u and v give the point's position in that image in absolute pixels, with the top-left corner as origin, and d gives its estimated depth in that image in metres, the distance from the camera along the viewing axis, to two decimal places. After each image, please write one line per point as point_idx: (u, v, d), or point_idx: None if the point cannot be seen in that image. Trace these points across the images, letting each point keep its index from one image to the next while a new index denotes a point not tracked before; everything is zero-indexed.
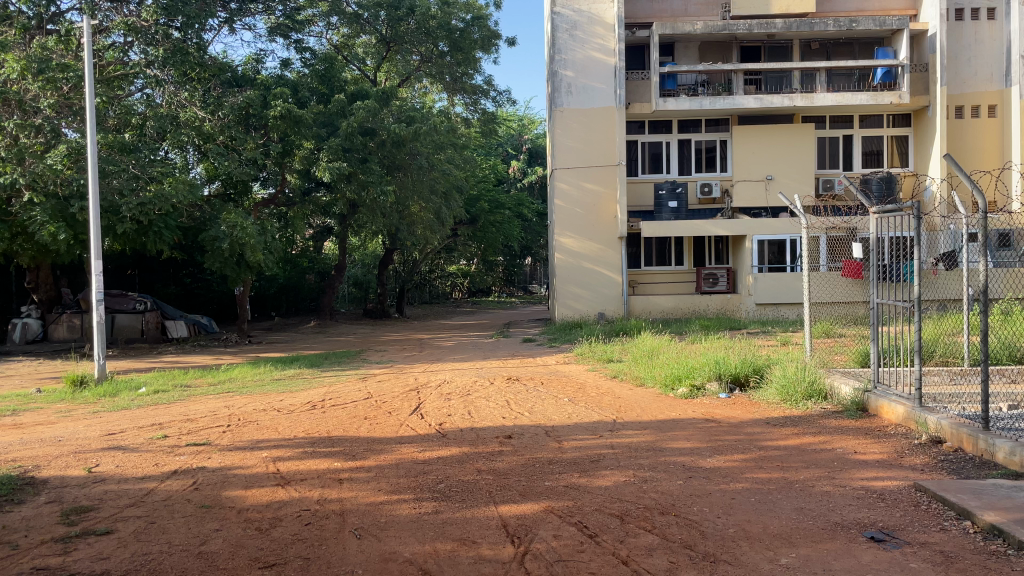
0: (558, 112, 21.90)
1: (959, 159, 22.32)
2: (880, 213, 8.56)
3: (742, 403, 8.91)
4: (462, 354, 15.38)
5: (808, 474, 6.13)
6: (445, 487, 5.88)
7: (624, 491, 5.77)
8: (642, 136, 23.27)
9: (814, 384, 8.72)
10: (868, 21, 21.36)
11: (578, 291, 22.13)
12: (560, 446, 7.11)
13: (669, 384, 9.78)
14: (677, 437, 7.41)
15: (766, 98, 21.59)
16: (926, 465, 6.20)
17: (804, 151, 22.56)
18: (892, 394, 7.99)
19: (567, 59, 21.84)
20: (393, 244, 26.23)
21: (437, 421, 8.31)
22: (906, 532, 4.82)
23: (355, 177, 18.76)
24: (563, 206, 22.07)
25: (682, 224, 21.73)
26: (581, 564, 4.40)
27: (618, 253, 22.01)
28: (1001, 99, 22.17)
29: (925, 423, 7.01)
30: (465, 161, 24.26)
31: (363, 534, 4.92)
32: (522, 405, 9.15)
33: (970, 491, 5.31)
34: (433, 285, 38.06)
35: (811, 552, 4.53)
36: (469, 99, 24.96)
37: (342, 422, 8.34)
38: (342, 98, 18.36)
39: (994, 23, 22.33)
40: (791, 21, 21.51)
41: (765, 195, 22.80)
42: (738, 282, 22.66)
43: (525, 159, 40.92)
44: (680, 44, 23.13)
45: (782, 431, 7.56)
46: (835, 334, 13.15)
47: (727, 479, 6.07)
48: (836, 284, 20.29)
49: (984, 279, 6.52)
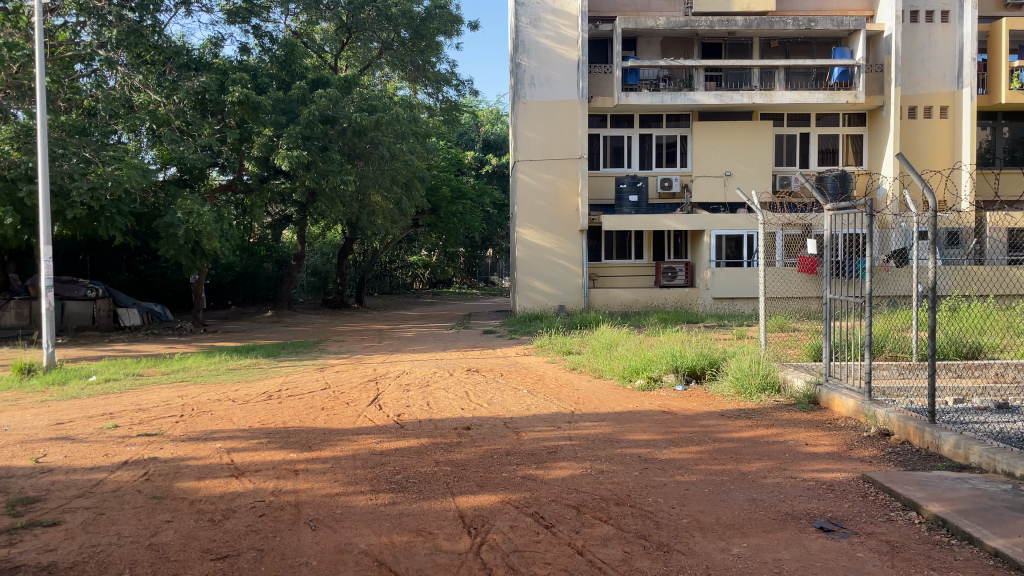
0: (522, 103, 21.81)
1: (911, 158, 22.84)
2: (834, 210, 8.64)
3: (698, 396, 9.02)
4: (421, 345, 15.36)
5: (760, 466, 6.25)
6: (402, 478, 5.87)
7: (580, 482, 5.83)
8: (604, 130, 23.34)
9: (768, 377, 8.87)
10: (827, 21, 21.75)
11: (539, 284, 22.13)
12: (518, 438, 7.13)
13: (627, 376, 9.88)
14: (634, 429, 7.48)
15: (726, 95, 21.86)
16: (874, 457, 6.36)
17: (761, 149, 22.96)
18: (842, 387, 8.17)
19: (530, 50, 21.82)
20: (353, 233, 25.95)
21: (395, 412, 8.25)
22: (854, 523, 4.95)
23: (314, 165, 18.43)
24: (524, 197, 22.04)
25: (641, 218, 21.89)
26: (536, 554, 4.43)
27: (579, 246, 22.10)
28: (953, 101, 22.68)
29: (874, 416, 7.17)
30: (428, 150, 24.01)
31: (319, 526, 4.88)
32: (481, 396, 9.13)
33: (915, 483, 5.48)
34: (393, 276, 37.95)
35: (762, 542, 4.63)
36: (433, 87, 24.85)
37: (299, 412, 8.27)
38: (303, 85, 18.10)
39: (948, 26, 22.69)
40: (751, 19, 21.74)
41: (723, 190, 23.14)
42: (696, 276, 22.97)
43: (481, 148, 40.62)
44: (642, 39, 23.21)
45: (736, 423, 7.69)
46: (790, 330, 13.41)
47: (681, 470, 6.16)
48: (791, 280, 20.61)
49: (935, 277, 6.54)
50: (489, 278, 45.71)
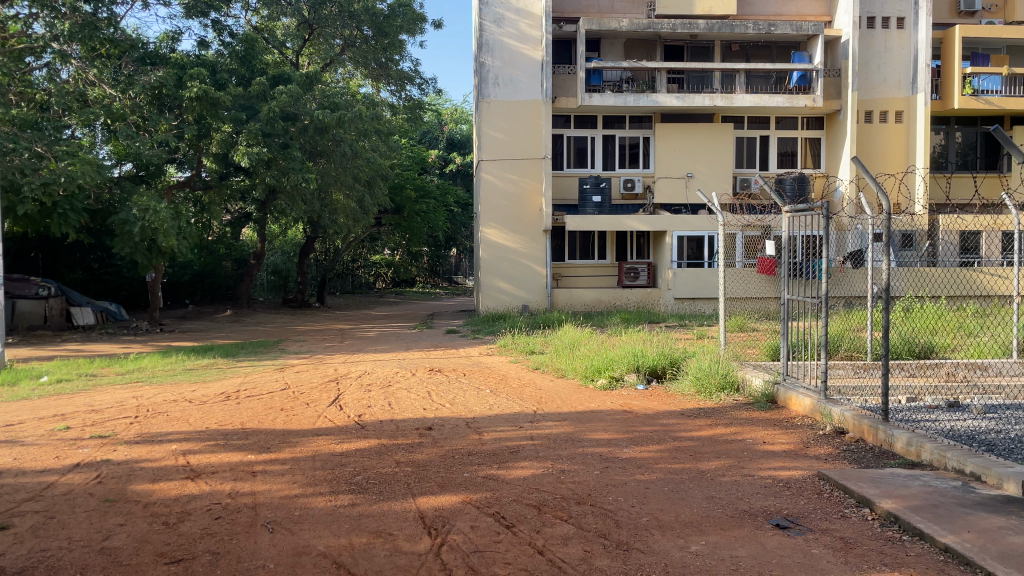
0: (485, 102, 21.78)
1: (867, 161, 23.33)
2: (792, 212, 8.77)
3: (658, 395, 9.10)
4: (383, 345, 15.25)
5: (718, 464, 6.33)
6: (362, 479, 5.82)
7: (542, 481, 5.84)
8: (567, 130, 23.42)
9: (727, 376, 8.98)
10: (786, 26, 22.06)
11: (503, 283, 22.12)
12: (480, 438, 7.12)
13: (589, 376, 9.93)
14: (595, 429, 7.52)
15: (688, 97, 22.09)
16: (829, 455, 6.48)
17: (722, 151, 23.24)
18: (799, 386, 8.31)
19: (494, 50, 21.81)
20: (314, 232, 25.68)
21: (356, 413, 8.19)
22: (809, 519, 5.04)
23: (274, 163, 18.18)
24: (487, 197, 22.01)
25: (604, 219, 21.99)
26: (496, 555, 4.43)
27: (543, 246, 22.15)
28: (907, 106, 23.17)
29: (830, 415, 7.31)
30: (391, 149, 23.84)
31: (276, 528, 4.82)
32: (443, 396, 9.11)
33: (869, 480, 5.59)
34: (355, 275, 37.66)
35: (719, 540, 4.68)
36: (396, 86, 24.71)
37: (257, 413, 8.16)
38: (264, 81, 17.89)
39: (903, 33, 23.20)
40: (712, 22, 21.88)
41: (684, 192, 23.37)
42: (658, 277, 23.18)
43: (444, 146, 40.52)
44: (606, 41, 23.34)
45: (696, 422, 7.77)
46: (749, 329, 13.60)
47: (641, 469, 6.21)
48: (750, 281, 20.91)
49: (888, 278, 6.69)
50: (452, 277, 45.63)
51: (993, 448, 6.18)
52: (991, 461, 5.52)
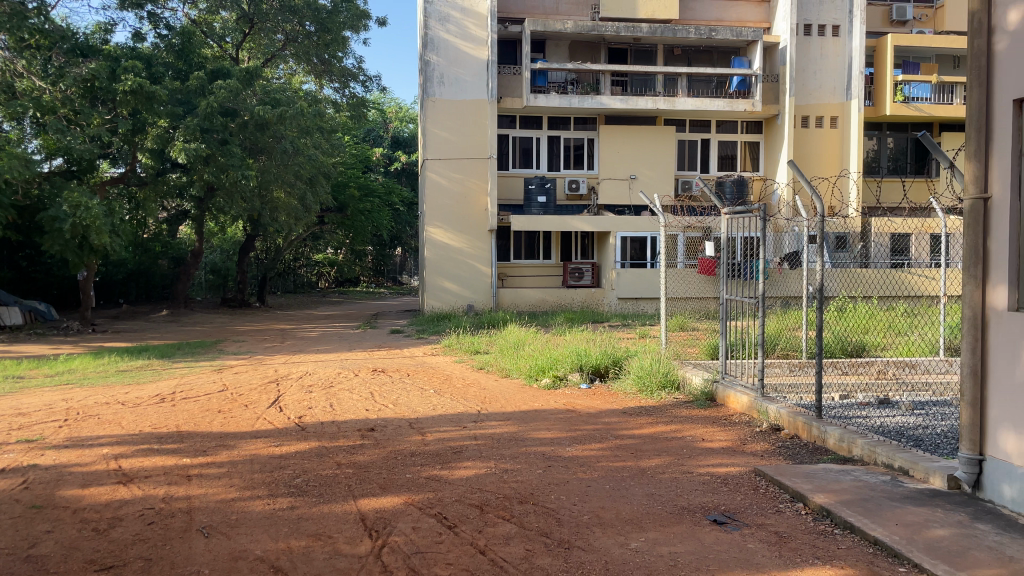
0: (430, 101, 21.68)
1: (804, 165, 23.98)
2: (731, 214, 8.96)
3: (601, 394, 9.20)
4: (326, 345, 15.06)
5: (658, 461, 6.42)
6: (302, 482, 5.74)
7: (484, 481, 5.84)
8: (513, 130, 23.48)
9: (668, 375, 9.12)
10: (726, 31, 22.57)
11: (448, 283, 22.06)
12: (422, 438, 7.09)
13: (533, 375, 9.96)
14: (538, 428, 7.55)
15: (631, 100, 22.40)
16: (765, 451, 6.63)
17: (665, 153, 23.59)
18: (737, 384, 8.49)
19: (440, 49, 21.74)
20: (255, 230, 25.22)
21: (296, 414, 8.07)
22: (746, 515, 5.15)
23: (213, 159, 17.77)
24: (433, 196, 21.92)
25: (549, 219, 22.08)
26: (438, 555, 4.42)
27: (488, 246, 22.17)
28: (842, 112, 23.86)
29: (766, 412, 7.48)
30: (334, 147, 23.51)
31: (212, 532, 4.72)
32: (386, 397, 9.04)
33: (802, 475, 5.75)
34: (297, 274, 37.09)
35: (658, 536, 4.76)
36: (339, 82, 24.42)
37: (194, 416, 7.97)
38: (202, 75, 17.49)
39: (839, 40, 23.90)
40: (654, 26, 22.39)
41: (628, 193, 23.64)
42: (602, 277, 23.41)
43: (389, 145, 40.26)
44: (551, 42, 23.49)
45: (637, 420, 7.88)
46: (690, 329, 13.85)
47: (584, 467, 6.27)
48: (690, 281, 21.28)
49: (821, 279, 6.91)
50: (397, 276, 45.31)
51: (920, 443, 6.41)
52: (917, 455, 5.73)
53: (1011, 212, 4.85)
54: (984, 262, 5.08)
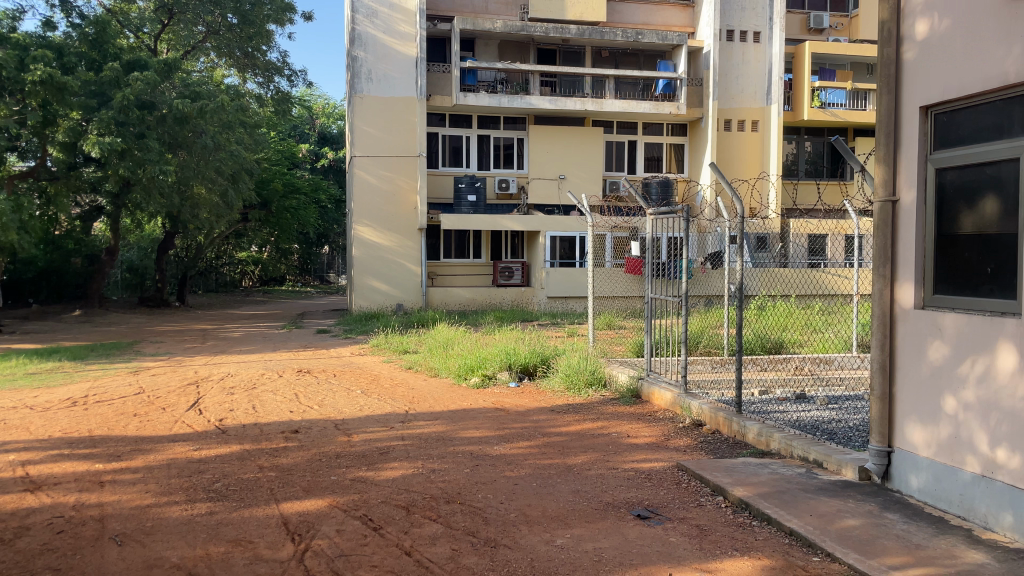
0: (358, 98, 21.40)
1: (726, 167, 24.65)
2: (656, 214, 9.11)
3: (530, 392, 9.27)
4: (250, 345, 14.69)
5: (584, 458, 6.50)
6: (222, 486, 5.59)
7: (411, 481, 5.80)
8: (442, 129, 23.38)
9: (596, 373, 9.26)
10: (652, 35, 23.04)
11: (376, 282, 21.82)
12: (348, 440, 7.00)
13: (462, 374, 9.94)
14: (467, 427, 7.55)
15: (560, 101, 22.61)
16: (688, 447, 6.79)
17: (593, 154, 24.03)
18: (662, 381, 8.67)
19: (367, 45, 21.51)
20: (175, 227, 24.43)
21: (217, 417, 7.85)
22: (668, 509, 5.26)
23: (129, 153, 17.11)
24: (361, 194, 21.64)
25: (479, 218, 22.00)
26: (363, 558, 4.36)
27: (418, 245, 22.03)
28: (762, 116, 24.60)
29: (689, 408, 7.66)
30: (257, 142, 22.86)
31: (125, 541, 4.55)
32: (311, 398, 8.89)
33: (723, 469, 5.91)
34: (219, 273, 36.11)
35: (584, 532, 4.81)
36: (262, 77, 23.74)
37: (107, 420, 7.66)
38: (117, 66, 16.86)
39: (760, 46, 24.63)
40: (583, 28, 22.67)
41: (557, 193, 23.84)
42: (531, 276, 23.55)
43: (316, 141, 39.64)
44: (480, 41, 23.50)
45: (565, 418, 7.95)
46: (617, 327, 14.07)
47: (511, 466, 6.29)
48: (618, 280, 21.62)
49: (744, 279, 7.09)
50: (324, 275, 44.62)
51: (834, 437, 6.67)
52: (830, 448, 5.96)
53: (917, 214, 5.08)
54: (892, 262, 5.31)
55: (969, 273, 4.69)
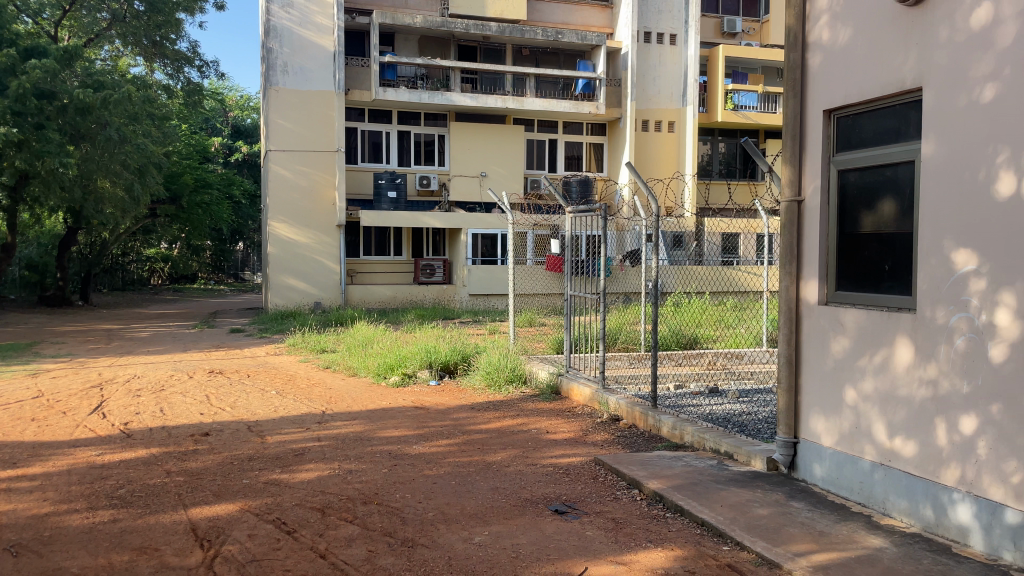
0: (274, 91, 20.89)
1: (644, 167, 25.14)
2: (575, 212, 9.20)
3: (450, 390, 9.24)
4: (160, 346, 14.14)
5: (504, 455, 6.51)
6: (127, 492, 5.35)
7: (327, 483, 5.69)
8: (362, 124, 23.04)
9: (516, 369, 9.29)
10: (572, 35, 23.30)
11: (293, 280, 21.35)
12: (262, 442, 6.82)
13: (381, 373, 9.82)
14: (386, 427, 7.46)
15: (481, 98, 22.58)
16: (605, 441, 6.89)
17: (514, 151, 24.11)
18: (581, 377, 8.77)
19: (283, 37, 21.03)
20: (77, 223, 23.33)
21: (122, 420, 7.53)
22: (585, 504, 5.32)
23: (27, 144, 16.25)
24: (277, 190, 21.12)
25: (400, 215, 21.74)
26: (275, 562, 4.26)
27: (336, 241, 21.67)
28: (678, 117, 25.17)
29: (607, 403, 7.78)
30: (167, 134, 22.06)
31: (19, 552, 4.30)
32: (223, 400, 8.62)
33: (638, 462, 6.02)
34: (126, 271, 34.68)
35: (501, 529, 4.82)
36: (171, 66, 23.00)
37: (1, 425, 7.24)
38: (13, 52, 15.98)
39: (676, 48, 25.21)
40: (503, 26, 22.74)
41: (479, 190, 23.85)
42: (453, 274, 23.50)
43: (229, 134, 38.55)
44: (400, 36, 23.27)
45: (485, 415, 7.95)
46: (537, 324, 14.17)
47: (430, 464, 6.25)
48: (538, 277, 21.79)
49: (657, 277, 7.44)
50: (239, 273, 43.47)
51: (744, 429, 6.89)
52: (741, 440, 6.14)
53: (821, 214, 5.28)
54: (797, 260, 5.50)
55: (869, 271, 4.90)
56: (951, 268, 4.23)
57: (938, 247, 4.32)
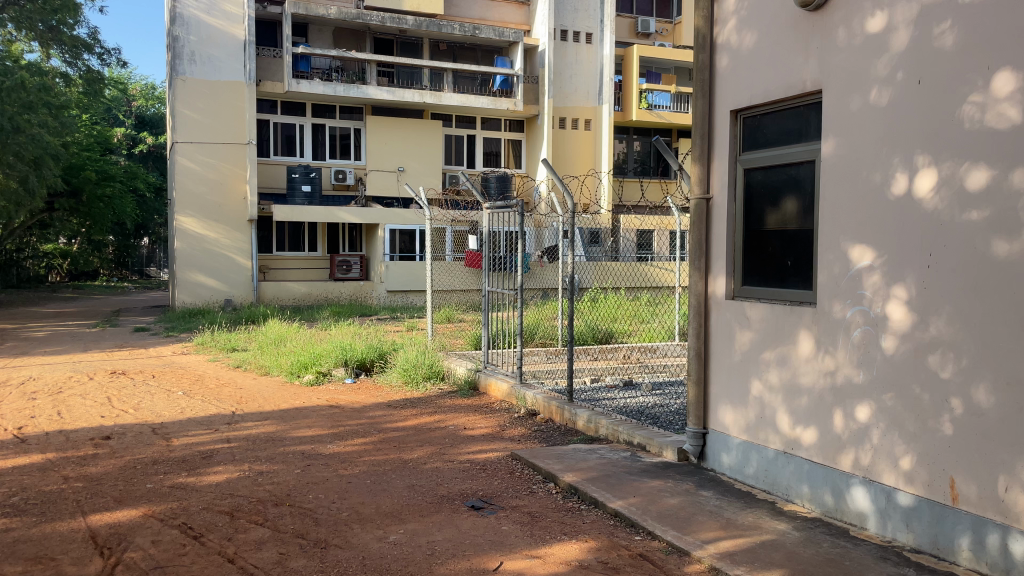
0: (180, 80, 20.15)
1: (561, 164, 25.40)
2: (492, 208, 9.20)
3: (366, 387, 9.12)
4: (58, 346, 13.44)
5: (420, 453, 6.46)
6: (19, 501, 5.06)
7: (237, 485, 5.53)
8: (274, 116, 22.48)
9: (433, 366, 9.25)
10: (489, 30, 23.38)
11: (201, 277, 20.65)
12: (167, 444, 6.57)
13: (295, 371, 9.59)
14: (299, 426, 7.30)
15: (398, 92, 22.44)
16: (522, 436, 6.93)
17: (431, 146, 23.96)
18: (499, 373, 8.79)
19: (190, 25, 20.32)
20: None
21: (15, 425, 7.12)
22: (501, 499, 5.34)
23: None
24: (184, 183, 20.39)
25: (315, 210, 21.31)
26: (180, 568, 4.11)
27: (247, 237, 21.08)
28: (595, 115, 25.54)
29: (524, 398, 7.83)
30: (66, 124, 20.99)
31: None
32: (126, 402, 8.27)
33: (554, 456, 6.08)
34: (21, 267, 32.87)
35: (417, 527, 4.78)
36: (68, 53, 21.92)
37: None
38: None
39: (591, 48, 25.64)
40: (420, 19, 22.61)
41: (396, 185, 23.60)
42: (370, 270, 23.18)
43: (132, 124, 37.01)
44: (314, 26, 22.83)
45: (402, 413, 7.88)
46: (455, 321, 14.16)
47: (345, 464, 6.15)
48: (457, 273, 21.74)
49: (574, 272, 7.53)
50: (144, 269, 41.89)
51: (657, 421, 7.05)
52: (653, 432, 6.27)
53: (727, 212, 5.44)
54: (706, 255, 5.64)
55: (774, 266, 5.08)
56: (849, 263, 4.42)
57: (837, 243, 4.51)
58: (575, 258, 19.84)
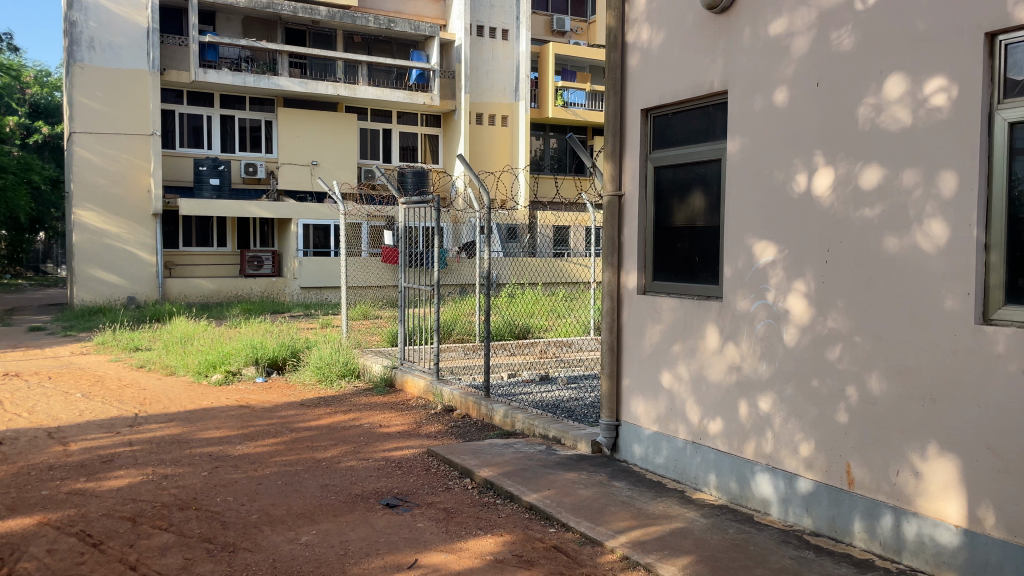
0: (77, 68, 19.12)
1: (479, 160, 25.43)
2: (408, 203, 9.11)
3: (278, 386, 8.92)
4: None
5: (334, 451, 6.36)
6: None
7: (140, 490, 5.31)
8: (180, 107, 21.62)
9: (348, 364, 9.13)
10: (405, 24, 23.18)
11: (101, 273, 19.70)
12: (64, 449, 6.25)
13: (202, 371, 9.27)
14: (207, 428, 7.07)
15: (311, 84, 21.96)
16: (438, 433, 6.90)
17: (347, 140, 23.55)
18: (415, 369, 8.74)
19: (88, 10, 19.38)
20: None
21: None
22: (416, 496, 5.31)
23: None
24: (81, 174, 19.42)
25: (224, 204, 20.64)
26: None
27: (151, 231, 20.24)
28: (511, 112, 25.67)
29: (440, 394, 7.80)
30: None
31: None
32: (18, 405, 7.83)
33: (470, 451, 6.08)
34: None
35: (330, 526, 4.71)
36: None
37: None
38: None
39: (507, 44, 25.69)
40: (334, 11, 22.20)
41: (310, 179, 23.14)
42: (283, 266, 22.64)
43: (26, 113, 35.06)
44: (222, 15, 22.08)
45: (315, 412, 7.73)
46: (371, 317, 14.01)
47: (255, 465, 5.99)
48: (373, 269, 21.50)
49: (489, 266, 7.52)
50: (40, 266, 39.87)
51: (571, 414, 7.15)
52: (567, 425, 6.36)
53: (639, 208, 5.55)
54: (618, 251, 5.74)
55: (684, 262, 5.22)
56: (753, 258, 4.58)
57: (741, 239, 4.67)
58: (492, 254, 19.92)
